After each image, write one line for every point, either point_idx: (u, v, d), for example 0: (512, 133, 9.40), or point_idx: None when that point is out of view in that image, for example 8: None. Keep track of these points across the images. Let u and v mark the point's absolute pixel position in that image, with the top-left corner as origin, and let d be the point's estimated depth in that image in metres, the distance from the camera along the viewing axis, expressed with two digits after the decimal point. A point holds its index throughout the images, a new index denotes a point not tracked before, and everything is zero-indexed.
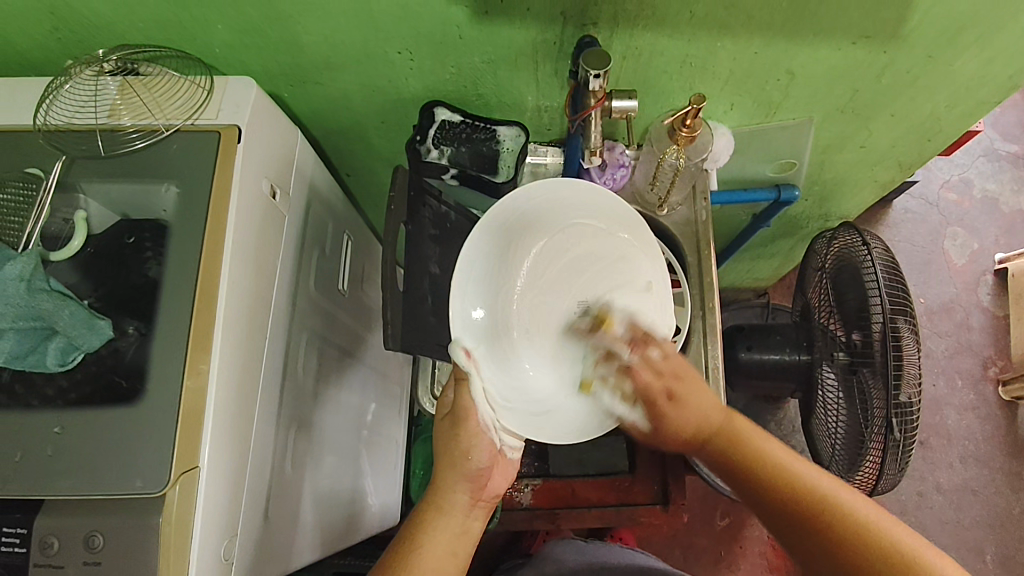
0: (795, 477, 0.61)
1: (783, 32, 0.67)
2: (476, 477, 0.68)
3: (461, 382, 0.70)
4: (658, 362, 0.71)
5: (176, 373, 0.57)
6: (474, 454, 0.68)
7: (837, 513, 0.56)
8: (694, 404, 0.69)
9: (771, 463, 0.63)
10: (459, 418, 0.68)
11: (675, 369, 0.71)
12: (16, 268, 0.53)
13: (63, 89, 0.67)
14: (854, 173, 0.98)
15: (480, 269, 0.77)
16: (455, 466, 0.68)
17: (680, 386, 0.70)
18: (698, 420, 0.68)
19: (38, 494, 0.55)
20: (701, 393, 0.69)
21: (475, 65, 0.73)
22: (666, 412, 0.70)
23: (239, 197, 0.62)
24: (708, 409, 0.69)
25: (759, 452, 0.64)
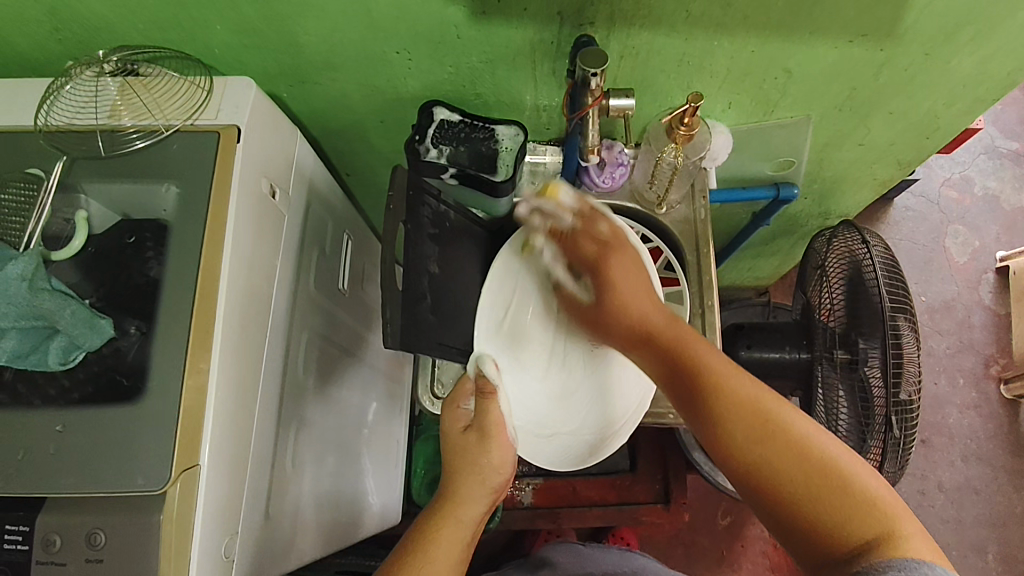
0: (744, 393, 0.55)
1: (780, 31, 0.68)
2: (496, 492, 0.70)
3: (485, 396, 0.72)
4: (600, 228, 0.73)
5: (176, 372, 0.58)
6: (502, 469, 0.70)
7: (789, 441, 0.52)
8: (625, 275, 0.69)
9: (718, 388, 0.56)
10: (487, 433, 0.69)
11: (609, 248, 0.71)
12: (17, 268, 0.54)
13: (64, 90, 0.67)
14: (853, 171, 0.98)
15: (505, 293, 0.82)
16: (481, 479, 0.68)
17: (616, 257, 0.70)
18: (640, 314, 0.66)
19: (40, 491, 0.56)
20: (634, 274, 0.69)
21: (473, 64, 0.73)
22: (608, 274, 0.69)
23: (238, 197, 0.62)
24: (647, 305, 0.66)
25: (715, 373, 0.58)
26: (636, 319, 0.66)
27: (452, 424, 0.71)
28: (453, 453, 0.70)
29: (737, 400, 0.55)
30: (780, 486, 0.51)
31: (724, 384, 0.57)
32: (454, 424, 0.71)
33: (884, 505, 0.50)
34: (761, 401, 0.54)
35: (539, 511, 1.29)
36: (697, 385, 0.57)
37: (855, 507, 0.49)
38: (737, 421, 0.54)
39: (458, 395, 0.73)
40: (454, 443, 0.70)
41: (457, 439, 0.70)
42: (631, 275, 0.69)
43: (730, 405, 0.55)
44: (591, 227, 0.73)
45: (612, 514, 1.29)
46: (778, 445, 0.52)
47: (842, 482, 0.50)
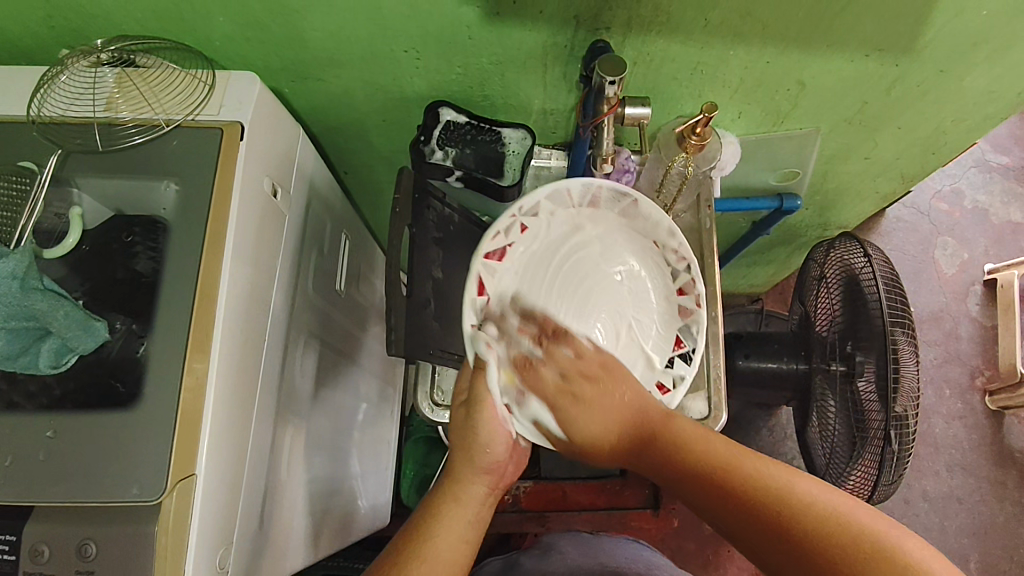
0: (719, 456, 0.58)
1: (798, 42, 0.67)
2: (492, 470, 0.68)
3: (478, 370, 0.67)
4: (586, 351, 0.69)
5: (174, 377, 0.56)
6: (493, 446, 0.67)
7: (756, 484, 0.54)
8: (599, 407, 0.66)
9: (687, 445, 0.61)
10: (474, 407, 0.67)
11: (586, 364, 0.68)
12: (9, 265, 0.51)
13: (58, 80, 0.64)
14: (856, 184, 0.98)
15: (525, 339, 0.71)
16: (471, 460, 0.67)
17: (617, 387, 0.67)
18: (596, 438, 0.66)
19: (27, 500, 0.53)
20: (616, 384, 0.67)
21: (484, 65, 0.72)
22: (564, 411, 0.67)
23: (239, 198, 0.60)
24: (606, 420, 0.66)
25: (684, 435, 0.62)
26: (623, 441, 0.66)
27: (454, 400, 0.71)
28: (457, 426, 0.69)
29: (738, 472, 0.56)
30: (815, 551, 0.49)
31: (736, 467, 0.56)
32: (456, 394, 0.71)
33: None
34: (751, 471, 0.56)
35: (529, 514, 1.27)
36: (687, 483, 0.59)
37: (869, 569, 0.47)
38: (682, 469, 0.60)
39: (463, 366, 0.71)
40: (454, 418, 0.70)
41: (455, 412, 0.69)
42: (622, 384, 0.67)
43: (678, 452, 0.61)
44: (550, 360, 0.68)
45: (600, 518, 1.28)
46: (809, 520, 0.50)
47: (888, 551, 0.47)
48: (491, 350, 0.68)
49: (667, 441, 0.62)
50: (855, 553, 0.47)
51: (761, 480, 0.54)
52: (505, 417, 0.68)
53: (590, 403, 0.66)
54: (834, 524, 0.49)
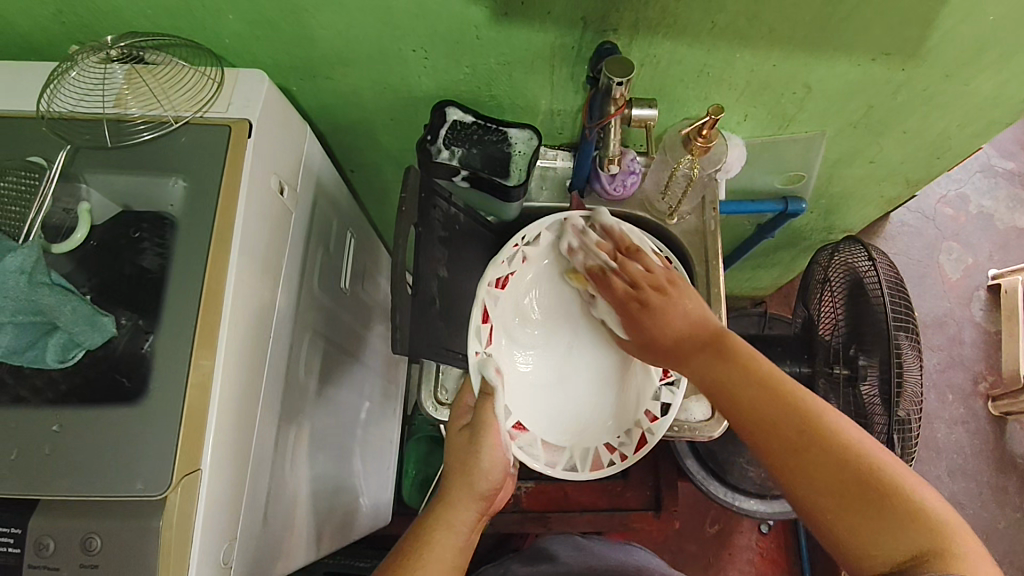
0: (784, 384, 0.56)
1: (805, 46, 0.67)
2: (488, 497, 0.68)
3: (487, 395, 0.70)
4: (637, 270, 0.71)
5: (181, 373, 0.56)
6: (491, 473, 0.68)
7: (799, 412, 0.54)
8: (674, 312, 0.67)
9: (744, 354, 0.60)
10: (479, 431, 0.69)
11: (656, 277, 0.69)
12: (17, 260, 0.51)
13: (68, 76, 0.64)
14: (861, 188, 0.98)
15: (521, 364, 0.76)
16: (468, 485, 0.67)
17: (677, 286, 0.69)
18: (688, 334, 0.66)
19: (33, 493, 0.54)
20: (688, 295, 0.68)
21: (491, 65, 0.72)
22: (659, 300, 0.68)
23: (247, 196, 0.60)
24: (693, 329, 0.66)
25: (750, 355, 0.60)
26: (682, 334, 0.66)
27: (454, 422, 0.73)
28: (453, 452, 0.70)
29: (795, 407, 0.54)
30: (840, 489, 0.50)
31: (763, 414, 0.56)
32: (455, 422, 0.72)
33: (942, 522, 0.48)
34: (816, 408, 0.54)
35: (530, 514, 1.27)
36: (740, 417, 0.58)
37: (890, 522, 0.49)
38: (735, 411, 0.58)
39: (464, 391, 0.74)
40: (451, 442, 0.71)
41: (453, 438, 0.71)
42: (686, 292, 0.68)
43: (740, 375, 0.59)
44: (624, 271, 0.71)
45: (603, 519, 1.27)
46: (838, 457, 0.51)
47: (907, 502, 0.49)
48: (498, 377, 0.71)
49: (738, 357, 0.60)
50: (872, 498, 0.49)
51: (835, 424, 0.52)
52: (506, 442, 0.69)
53: (670, 296, 0.68)
54: (886, 481, 0.50)
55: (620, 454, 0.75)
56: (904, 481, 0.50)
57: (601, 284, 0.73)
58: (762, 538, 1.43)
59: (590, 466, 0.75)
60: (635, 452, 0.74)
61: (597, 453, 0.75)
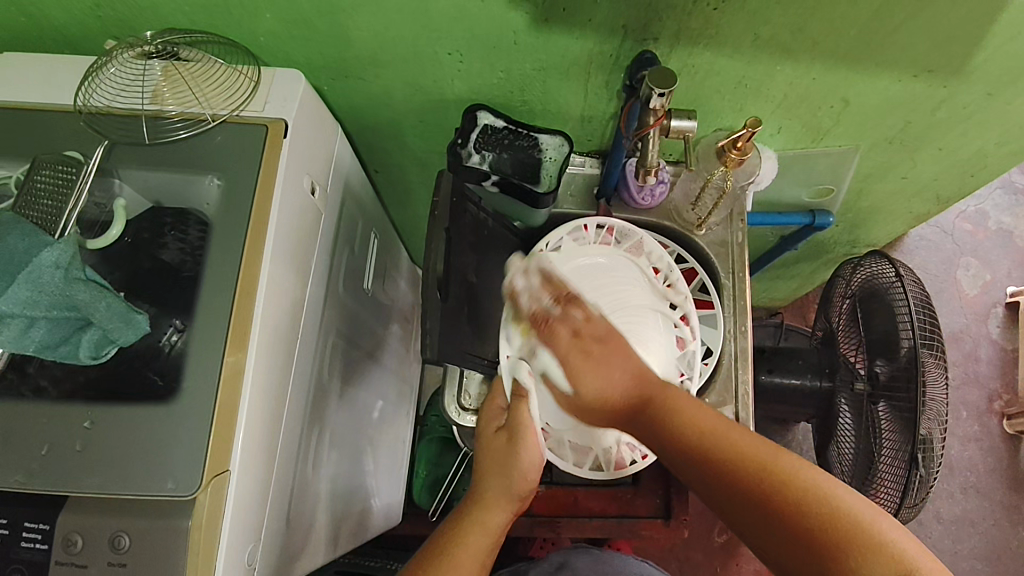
0: (704, 420, 0.57)
1: (847, 61, 0.67)
2: (521, 500, 0.68)
3: (519, 399, 0.70)
4: (576, 318, 0.70)
5: (213, 373, 0.55)
6: (529, 474, 0.68)
7: (751, 461, 0.53)
8: (610, 376, 0.65)
9: (681, 411, 0.59)
10: (515, 434, 0.69)
11: (585, 340, 0.68)
12: (52, 256, 0.51)
13: (104, 71, 0.64)
14: (889, 203, 0.97)
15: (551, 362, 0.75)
16: (504, 487, 0.67)
17: (594, 356, 0.66)
18: (608, 398, 0.64)
19: (61, 490, 0.53)
20: (618, 356, 0.66)
21: (526, 71, 0.72)
22: (578, 369, 0.66)
23: (282, 197, 0.60)
24: (614, 385, 0.64)
25: (673, 398, 0.60)
26: (624, 398, 0.63)
27: (487, 424, 0.72)
28: (489, 455, 0.69)
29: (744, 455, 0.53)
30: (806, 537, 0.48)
31: (665, 418, 0.59)
32: (489, 425, 0.72)
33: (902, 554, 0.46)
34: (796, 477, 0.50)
35: (540, 518, 1.26)
36: (700, 458, 0.55)
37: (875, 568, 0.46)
38: (665, 429, 0.58)
39: (495, 392, 0.74)
40: (485, 441, 0.71)
41: (490, 439, 0.70)
42: (609, 357, 0.66)
43: (676, 419, 0.58)
44: (566, 317, 0.71)
45: (611, 526, 1.26)
46: (802, 514, 0.49)
47: (859, 535, 0.47)
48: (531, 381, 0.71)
49: (670, 410, 0.59)
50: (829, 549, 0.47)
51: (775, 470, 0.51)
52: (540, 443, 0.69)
53: (589, 355, 0.67)
54: (840, 515, 0.48)
55: (642, 452, 0.77)
56: (874, 529, 0.47)
57: (541, 330, 0.71)
58: None
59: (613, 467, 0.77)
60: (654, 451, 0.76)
61: (618, 453, 0.77)
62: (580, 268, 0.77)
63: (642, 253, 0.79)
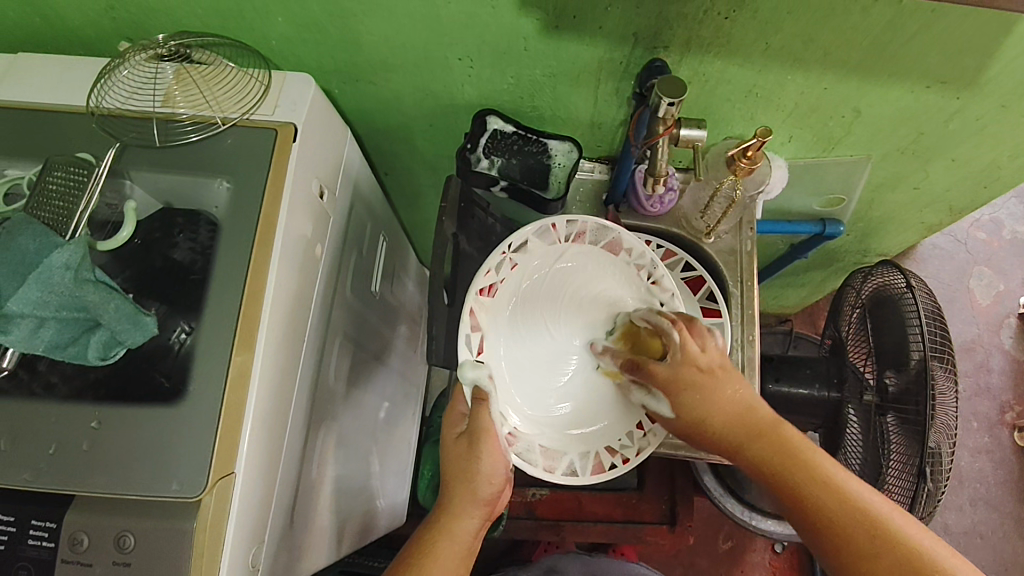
0: (803, 451, 0.58)
1: (859, 71, 0.66)
2: (492, 503, 0.62)
3: (482, 401, 0.62)
4: (702, 356, 0.60)
5: (219, 375, 0.56)
6: (494, 479, 0.61)
7: (848, 506, 0.54)
8: (724, 391, 0.60)
9: (774, 433, 0.59)
10: (477, 439, 0.60)
11: (683, 373, 0.60)
12: (63, 257, 0.52)
13: (118, 73, 0.65)
14: (902, 213, 0.96)
15: (518, 360, 0.67)
16: (469, 493, 0.60)
17: (720, 373, 0.60)
18: (727, 423, 0.60)
19: (68, 489, 0.54)
20: (733, 380, 0.60)
21: (536, 77, 0.71)
22: (679, 393, 0.60)
23: (290, 200, 0.61)
24: (721, 406, 0.60)
25: (777, 430, 0.59)
26: (723, 424, 0.60)
27: (448, 428, 0.64)
28: (449, 464, 0.62)
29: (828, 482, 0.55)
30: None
31: (794, 482, 0.56)
32: (450, 430, 0.64)
33: None
34: (884, 523, 0.53)
35: (544, 521, 1.26)
36: (778, 484, 0.57)
37: None
38: (767, 466, 0.58)
39: (456, 398, 0.66)
40: (446, 449, 0.63)
41: (450, 447, 0.63)
42: (733, 379, 0.60)
43: (782, 458, 0.58)
44: (666, 334, 0.62)
45: (616, 531, 1.25)
46: (896, 560, 0.51)
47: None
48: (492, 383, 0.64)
49: (774, 440, 0.59)
50: None
51: (877, 521, 0.53)
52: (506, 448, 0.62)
53: (713, 377, 0.60)
54: (930, 568, 0.50)
55: (623, 456, 0.69)
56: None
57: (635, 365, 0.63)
58: (775, 557, 1.42)
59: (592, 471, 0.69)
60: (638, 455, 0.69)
61: (597, 456, 0.69)
62: (551, 268, 0.70)
63: (620, 250, 0.72)
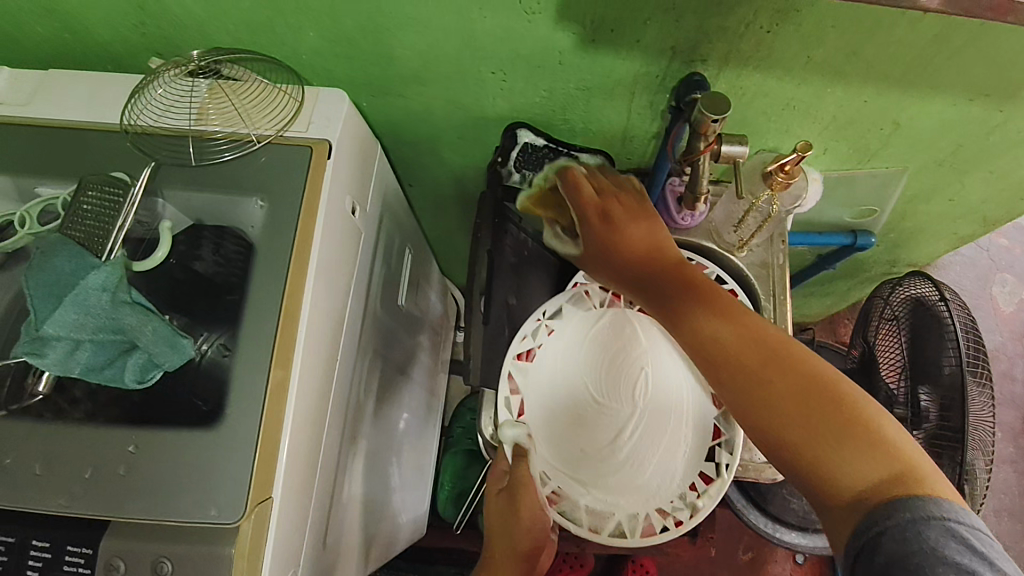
0: (738, 308, 0.56)
1: (901, 84, 0.65)
2: (531, 550, 0.71)
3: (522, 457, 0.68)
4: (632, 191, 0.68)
5: (256, 398, 0.55)
6: (533, 527, 0.70)
7: (755, 338, 0.54)
8: (634, 235, 0.64)
9: (712, 288, 0.59)
10: (515, 492, 0.69)
11: (609, 206, 0.66)
12: (99, 278, 0.52)
13: (152, 90, 0.64)
14: (934, 224, 0.95)
15: (561, 422, 0.68)
16: (510, 535, 0.71)
17: (623, 219, 0.65)
18: (648, 253, 0.63)
19: (104, 515, 0.53)
20: (648, 221, 0.65)
21: (570, 90, 0.71)
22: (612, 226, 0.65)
23: (325, 219, 0.60)
24: (662, 242, 0.64)
25: (716, 289, 0.58)
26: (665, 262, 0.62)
27: (492, 483, 0.73)
28: (493, 513, 0.72)
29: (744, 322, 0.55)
30: (803, 413, 0.50)
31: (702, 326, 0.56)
32: (493, 484, 0.72)
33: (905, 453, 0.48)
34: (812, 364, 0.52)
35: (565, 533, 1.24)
36: (700, 324, 0.56)
37: (850, 449, 0.48)
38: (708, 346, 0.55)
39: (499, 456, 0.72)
40: (492, 502, 0.72)
41: (492, 501, 0.71)
42: (652, 223, 0.66)
43: (725, 327, 0.55)
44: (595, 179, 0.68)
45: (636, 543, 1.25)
46: (806, 385, 0.51)
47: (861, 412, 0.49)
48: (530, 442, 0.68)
49: (711, 292, 0.58)
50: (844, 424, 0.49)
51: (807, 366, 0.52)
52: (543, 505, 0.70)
53: (647, 216, 0.66)
54: (844, 398, 0.50)
55: (676, 518, 0.66)
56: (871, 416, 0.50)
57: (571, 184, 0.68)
58: (797, 569, 1.40)
59: (641, 534, 0.67)
60: (692, 519, 0.66)
61: (648, 520, 0.66)
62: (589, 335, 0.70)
63: None
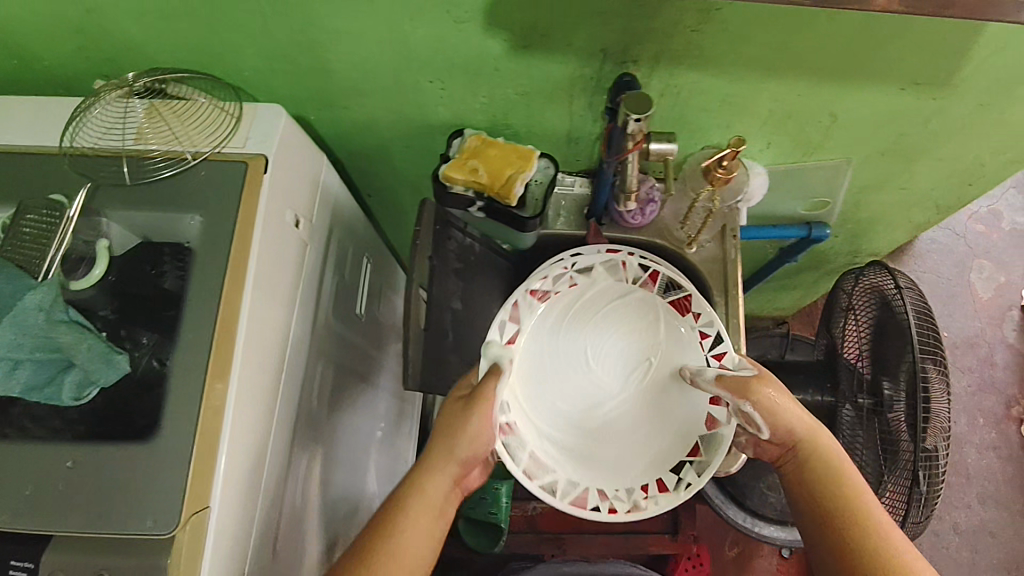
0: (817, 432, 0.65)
1: (832, 77, 0.66)
2: (465, 466, 0.63)
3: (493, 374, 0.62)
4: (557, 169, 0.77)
5: (193, 411, 0.56)
6: (476, 443, 0.62)
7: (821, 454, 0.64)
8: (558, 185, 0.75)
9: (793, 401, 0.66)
10: (472, 403, 0.61)
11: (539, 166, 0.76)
12: (35, 299, 0.54)
13: (91, 112, 0.66)
14: (890, 213, 0.95)
15: (543, 373, 0.67)
16: (448, 451, 0.62)
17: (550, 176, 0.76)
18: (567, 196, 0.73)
19: (44, 530, 0.54)
20: None
21: (509, 96, 0.71)
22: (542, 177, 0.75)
23: (262, 233, 0.61)
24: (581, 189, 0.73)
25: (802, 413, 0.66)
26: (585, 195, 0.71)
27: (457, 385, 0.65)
28: (442, 420, 0.63)
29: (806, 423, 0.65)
30: (849, 517, 0.61)
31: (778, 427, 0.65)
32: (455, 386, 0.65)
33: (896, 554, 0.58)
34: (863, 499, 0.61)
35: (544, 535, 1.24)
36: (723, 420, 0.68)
37: (850, 530, 0.60)
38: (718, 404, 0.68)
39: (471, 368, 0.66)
40: (445, 406, 0.64)
41: (449, 405, 0.64)
42: None
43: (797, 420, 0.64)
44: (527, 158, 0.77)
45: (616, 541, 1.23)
46: (825, 452, 0.63)
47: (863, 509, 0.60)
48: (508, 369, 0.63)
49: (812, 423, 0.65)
50: (851, 523, 0.60)
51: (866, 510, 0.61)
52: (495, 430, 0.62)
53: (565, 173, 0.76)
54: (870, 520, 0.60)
55: (611, 503, 0.63)
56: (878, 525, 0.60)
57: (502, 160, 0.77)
58: (782, 562, 1.40)
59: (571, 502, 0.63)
60: (629, 510, 0.63)
61: (586, 492, 0.64)
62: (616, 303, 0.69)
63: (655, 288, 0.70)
